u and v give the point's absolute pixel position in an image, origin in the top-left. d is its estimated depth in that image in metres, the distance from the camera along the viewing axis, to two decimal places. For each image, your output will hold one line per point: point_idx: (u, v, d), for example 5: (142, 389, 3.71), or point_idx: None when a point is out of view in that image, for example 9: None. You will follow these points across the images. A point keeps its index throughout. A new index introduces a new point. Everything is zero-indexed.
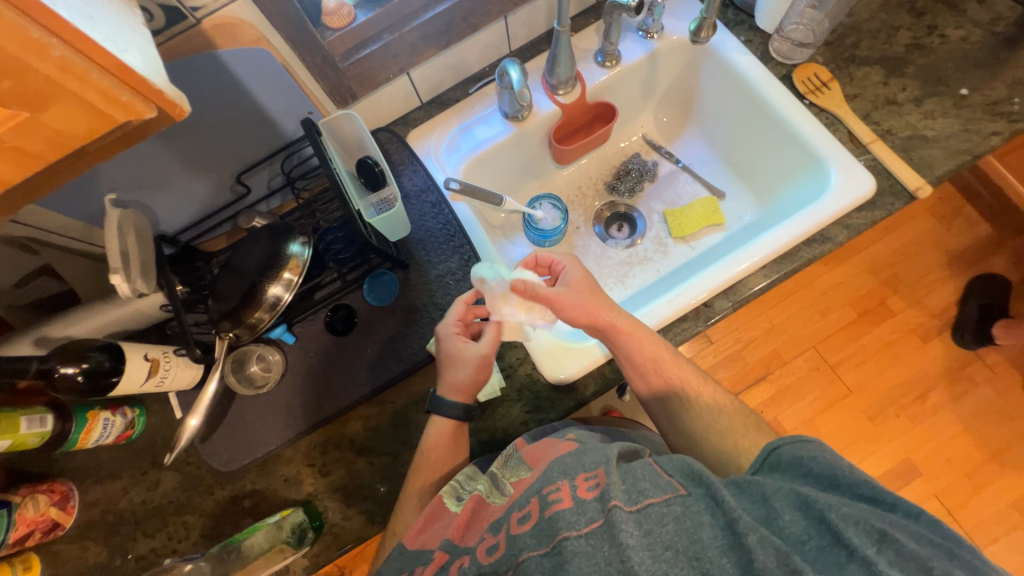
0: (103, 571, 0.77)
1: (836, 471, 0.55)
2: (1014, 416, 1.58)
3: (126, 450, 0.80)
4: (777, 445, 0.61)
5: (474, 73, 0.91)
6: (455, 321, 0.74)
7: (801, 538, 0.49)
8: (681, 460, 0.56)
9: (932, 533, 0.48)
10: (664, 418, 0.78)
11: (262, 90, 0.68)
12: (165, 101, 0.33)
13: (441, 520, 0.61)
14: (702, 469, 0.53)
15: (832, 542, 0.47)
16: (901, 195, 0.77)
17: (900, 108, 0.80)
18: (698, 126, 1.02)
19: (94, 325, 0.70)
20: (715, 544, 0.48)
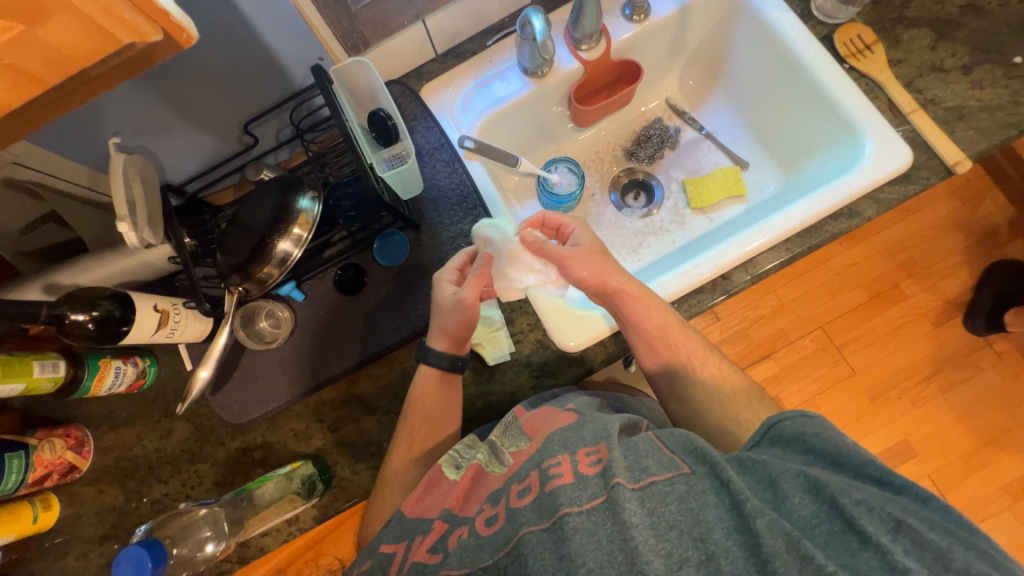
0: (119, 512, 0.79)
1: (843, 451, 0.56)
2: (1016, 402, 1.59)
3: (139, 399, 0.81)
4: (779, 419, 0.60)
5: (493, 23, 0.86)
6: (451, 270, 0.73)
7: (811, 522, 0.50)
8: (685, 437, 0.57)
9: (938, 517, 0.50)
10: (668, 392, 0.78)
11: (270, 31, 0.64)
12: (174, 25, 0.29)
13: (439, 487, 0.64)
14: (709, 450, 0.54)
15: (844, 528, 0.48)
16: (937, 170, 0.73)
17: (947, 76, 0.75)
18: (725, 91, 0.97)
19: (103, 273, 0.69)
20: (722, 526, 0.48)
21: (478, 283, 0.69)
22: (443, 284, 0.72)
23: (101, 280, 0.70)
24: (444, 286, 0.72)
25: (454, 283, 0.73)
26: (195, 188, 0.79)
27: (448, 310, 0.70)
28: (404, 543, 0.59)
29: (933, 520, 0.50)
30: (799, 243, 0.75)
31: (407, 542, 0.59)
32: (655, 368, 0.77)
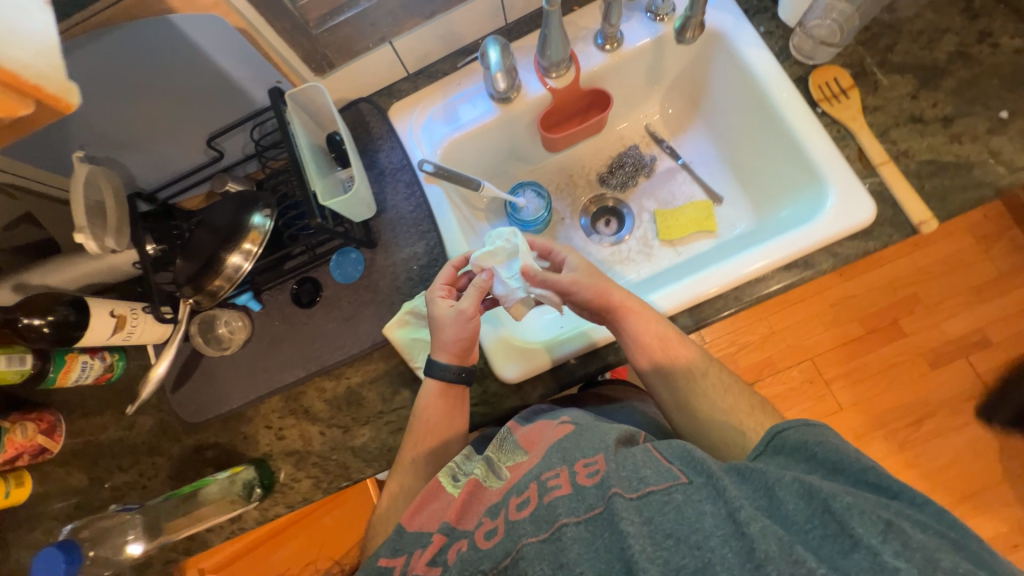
0: (83, 494, 0.85)
1: (842, 456, 0.55)
2: (1012, 455, 1.51)
3: (108, 390, 0.86)
4: (781, 428, 0.59)
5: (466, 45, 0.86)
6: (442, 285, 0.72)
7: (805, 527, 0.48)
8: (682, 446, 0.56)
9: (935, 520, 0.48)
10: (670, 404, 0.74)
11: (224, 58, 0.66)
12: (51, 92, 0.33)
13: (437, 499, 0.60)
14: (707, 459, 0.54)
15: (837, 531, 0.47)
16: (902, 227, 0.70)
17: (924, 127, 0.72)
18: (704, 122, 0.94)
19: (72, 274, 0.73)
20: (718, 534, 0.47)
21: (478, 295, 0.69)
22: (437, 300, 0.71)
23: (71, 281, 0.74)
24: (439, 302, 0.70)
25: (449, 298, 0.72)
26: (168, 194, 0.82)
27: (450, 323, 0.69)
28: (403, 557, 0.56)
29: (925, 521, 0.48)
30: (746, 293, 0.74)
31: (407, 556, 0.56)
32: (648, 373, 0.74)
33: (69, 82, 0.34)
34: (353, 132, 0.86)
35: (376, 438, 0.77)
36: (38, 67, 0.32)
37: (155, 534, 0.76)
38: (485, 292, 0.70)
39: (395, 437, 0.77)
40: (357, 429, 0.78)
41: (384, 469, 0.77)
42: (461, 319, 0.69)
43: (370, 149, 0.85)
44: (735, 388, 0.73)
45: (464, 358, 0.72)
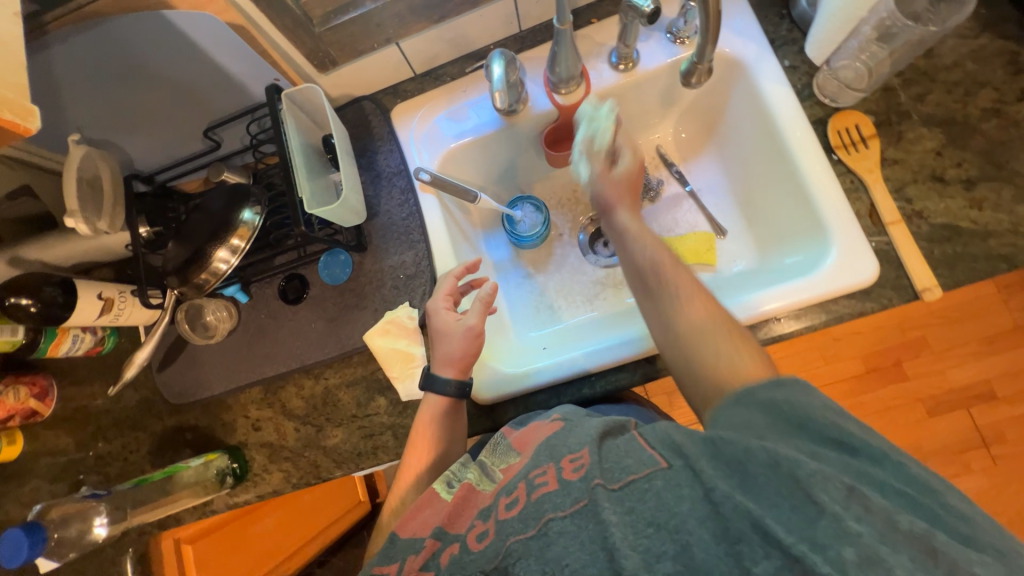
0: (68, 459, 0.88)
1: (812, 409, 0.49)
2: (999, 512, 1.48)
3: (98, 362, 0.89)
4: (751, 387, 0.53)
5: (477, 49, 0.83)
6: (444, 296, 0.72)
7: (773, 499, 0.43)
8: (661, 429, 0.52)
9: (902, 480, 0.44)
10: (651, 317, 0.65)
11: (222, 54, 0.65)
12: (7, 118, 0.37)
13: (431, 505, 0.57)
14: (680, 438, 0.49)
15: (802, 500, 0.42)
16: (903, 291, 0.67)
17: (944, 187, 0.68)
18: (717, 151, 0.90)
19: (66, 250, 0.74)
20: (695, 516, 0.44)
21: (484, 307, 0.70)
22: (440, 312, 0.71)
23: (64, 258, 0.75)
24: (443, 314, 0.70)
25: (451, 310, 0.72)
26: (167, 177, 0.82)
27: (453, 335, 0.70)
28: (395, 564, 0.52)
29: (884, 481, 0.44)
30: None
31: (398, 563, 0.52)
32: (636, 264, 0.68)
33: (30, 105, 0.39)
34: (353, 130, 0.84)
35: (348, 441, 0.78)
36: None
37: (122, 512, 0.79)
38: (488, 305, 0.71)
39: (366, 443, 0.78)
40: (330, 430, 0.79)
41: (354, 471, 0.78)
42: (459, 337, 0.69)
43: (369, 149, 0.84)
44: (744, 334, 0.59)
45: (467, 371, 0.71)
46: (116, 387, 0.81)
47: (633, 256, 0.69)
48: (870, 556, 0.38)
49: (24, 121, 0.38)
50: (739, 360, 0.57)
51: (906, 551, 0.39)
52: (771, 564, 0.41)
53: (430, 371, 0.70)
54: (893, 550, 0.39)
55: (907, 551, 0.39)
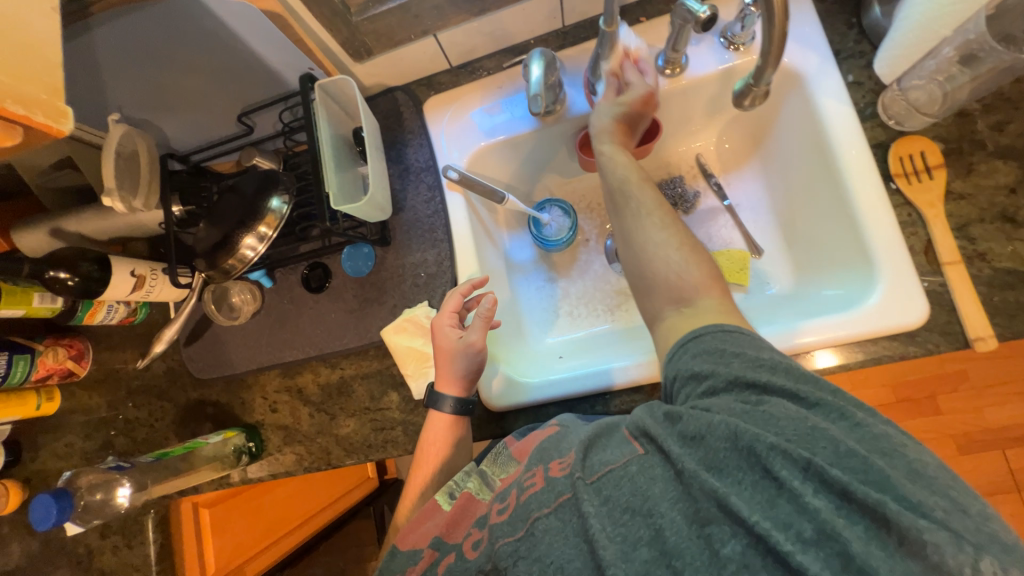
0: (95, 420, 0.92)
1: (757, 373, 0.50)
2: None
3: (130, 330, 0.92)
4: (699, 332, 0.56)
5: (516, 44, 0.80)
6: (449, 314, 0.71)
7: (735, 473, 0.45)
8: (633, 418, 0.55)
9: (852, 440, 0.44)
10: (617, 233, 0.67)
11: (259, 42, 0.64)
12: (39, 121, 0.40)
13: (432, 518, 0.57)
14: (647, 423, 0.51)
15: (762, 475, 0.44)
16: (953, 338, 0.62)
17: (1013, 229, 0.62)
18: (762, 165, 0.84)
19: (102, 225, 0.76)
20: (667, 498, 0.46)
21: (484, 324, 0.69)
22: (445, 330, 0.70)
23: (101, 231, 0.78)
24: (446, 333, 0.70)
25: (456, 327, 0.71)
26: (201, 158, 0.84)
27: (456, 353, 0.69)
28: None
29: (836, 444, 0.43)
30: None
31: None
32: (608, 181, 0.67)
33: (63, 107, 0.42)
34: (385, 121, 0.83)
35: (360, 432, 0.80)
36: (31, 98, 0.40)
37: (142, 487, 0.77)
38: (489, 321, 0.70)
39: (377, 436, 0.79)
40: (343, 419, 0.81)
41: (363, 461, 0.80)
42: (462, 355, 0.69)
43: (399, 142, 0.82)
44: (701, 253, 0.62)
45: (471, 388, 0.71)
46: (145, 360, 0.85)
47: (607, 176, 0.67)
48: (826, 531, 0.40)
49: (55, 124, 0.41)
50: (689, 272, 0.60)
51: (860, 522, 0.40)
52: (738, 543, 0.43)
53: (435, 388, 0.71)
54: (848, 522, 0.40)
55: (862, 521, 0.40)
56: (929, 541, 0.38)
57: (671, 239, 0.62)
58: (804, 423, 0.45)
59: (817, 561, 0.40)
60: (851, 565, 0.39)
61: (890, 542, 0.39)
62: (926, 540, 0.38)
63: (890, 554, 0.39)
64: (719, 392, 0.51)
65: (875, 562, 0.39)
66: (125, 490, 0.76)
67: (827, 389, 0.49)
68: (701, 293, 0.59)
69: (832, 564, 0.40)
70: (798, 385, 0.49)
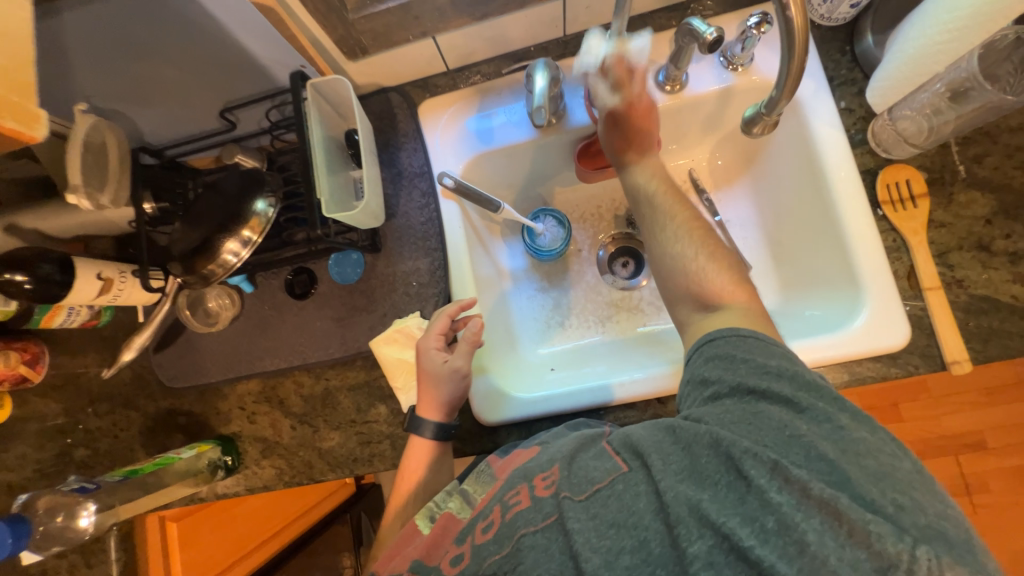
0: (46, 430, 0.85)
1: (756, 381, 0.51)
2: None
3: (91, 333, 0.86)
4: (713, 336, 0.56)
5: (517, 50, 0.79)
6: (435, 334, 0.69)
7: (711, 476, 0.46)
8: (625, 431, 0.55)
9: (826, 443, 0.45)
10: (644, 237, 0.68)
11: (248, 36, 0.61)
12: (10, 126, 0.36)
13: (412, 542, 0.55)
14: (638, 437, 0.52)
15: (733, 476, 0.45)
16: (931, 361, 0.65)
17: (988, 258, 0.65)
18: (752, 182, 0.85)
19: (66, 222, 0.71)
20: (651, 510, 0.46)
21: (470, 348, 0.68)
22: (430, 352, 0.68)
23: (63, 229, 0.72)
24: (432, 355, 0.68)
25: (442, 349, 0.70)
26: (176, 153, 0.78)
27: (442, 378, 0.68)
28: None
29: (808, 449, 0.45)
30: None
31: None
32: (633, 192, 0.70)
33: (36, 110, 0.38)
34: (377, 122, 0.80)
35: (344, 445, 0.77)
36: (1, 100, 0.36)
37: (109, 506, 0.70)
38: (476, 345, 0.69)
39: (362, 450, 0.77)
40: (327, 432, 0.78)
41: (348, 476, 0.77)
42: (451, 377, 0.68)
43: (392, 145, 0.80)
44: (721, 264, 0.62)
45: (453, 414, 0.70)
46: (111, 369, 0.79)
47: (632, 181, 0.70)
48: (785, 524, 0.41)
49: (27, 130, 0.37)
50: (703, 280, 0.62)
51: (817, 516, 0.41)
52: (704, 543, 0.43)
53: (416, 413, 0.69)
54: (805, 517, 0.41)
55: (818, 515, 0.41)
56: (873, 531, 0.39)
57: (686, 250, 0.63)
58: (784, 431, 0.46)
59: (776, 555, 0.41)
60: (805, 555, 0.40)
61: (842, 532, 0.40)
62: (870, 530, 0.39)
63: (842, 544, 0.40)
64: (721, 403, 0.51)
65: (827, 552, 0.40)
66: (89, 513, 0.69)
67: (828, 397, 0.49)
68: (715, 309, 0.60)
69: (788, 556, 0.40)
70: (798, 392, 0.49)
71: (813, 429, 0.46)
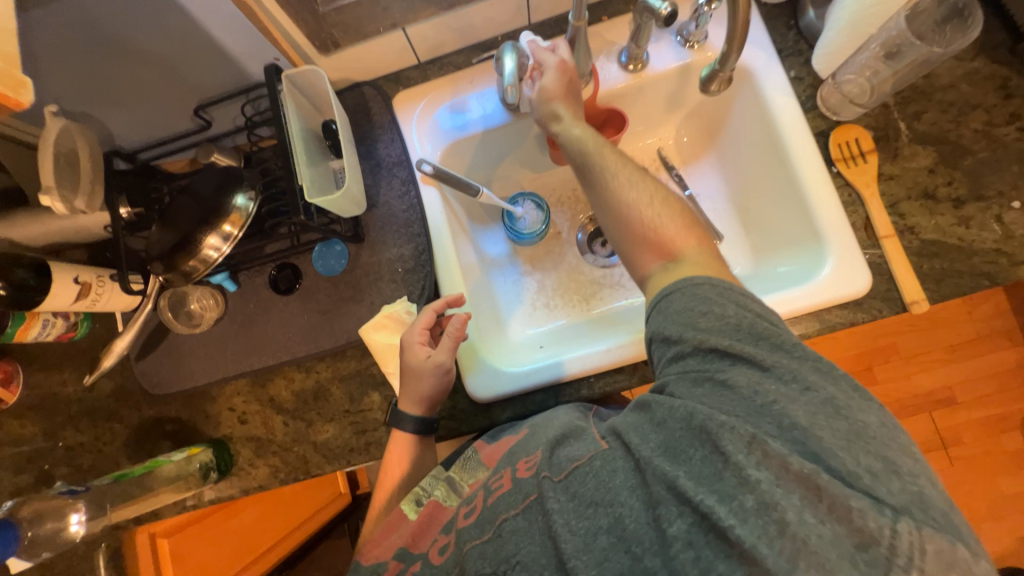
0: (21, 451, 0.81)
1: (721, 341, 0.51)
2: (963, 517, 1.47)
3: (66, 347, 0.83)
4: (671, 292, 0.56)
5: (484, 40, 0.82)
6: (421, 330, 0.70)
7: (688, 453, 0.47)
8: (611, 417, 0.56)
9: (798, 410, 0.46)
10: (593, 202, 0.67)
11: (221, 30, 0.62)
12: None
13: (397, 529, 0.58)
14: (620, 420, 0.54)
15: (710, 451, 0.46)
16: (893, 303, 0.69)
17: (935, 205, 0.70)
18: (718, 155, 0.89)
19: (39, 229, 0.70)
20: (627, 487, 0.49)
21: (454, 342, 0.68)
22: (414, 346, 0.69)
23: (34, 237, 0.70)
24: (415, 350, 0.69)
25: (426, 344, 0.70)
26: (150, 157, 0.78)
27: (425, 373, 0.68)
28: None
29: (780, 418, 0.46)
30: None
31: None
32: (572, 153, 0.68)
33: (21, 77, 0.38)
34: (352, 115, 0.82)
35: (340, 436, 0.77)
36: None
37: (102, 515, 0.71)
38: (461, 339, 0.69)
39: (359, 439, 0.76)
40: (321, 425, 0.78)
41: (344, 467, 0.77)
42: (438, 371, 0.68)
43: (369, 137, 0.81)
44: (672, 204, 0.63)
45: (435, 408, 0.71)
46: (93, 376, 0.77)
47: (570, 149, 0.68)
48: (764, 502, 0.42)
49: (14, 94, 0.38)
50: (662, 222, 0.62)
51: (796, 491, 0.42)
52: (684, 521, 0.45)
53: (402, 405, 0.70)
54: (785, 493, 0.42)
55: (798, 491, 0.42)
56: (854, 507, 0.40)
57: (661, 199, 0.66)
58: (754, 400, 0.48)
59: (756, 535, 0.41)
60: (786, 534, 0.41)
61: (821, 507, 0.41)
62: (851, 504, 0.40)
63: (822, 519, 0.41)
64: (686, 362, 0.53)
65: (806, 530, 0.40)
66: (80, 516, 0.71)
67: (796, 357, 0.50)
68: (678, 246, 0.60)
69: (769, 535, 0.41)
70: (761, 351, 0.50)
71: (779, 392, 0.48)
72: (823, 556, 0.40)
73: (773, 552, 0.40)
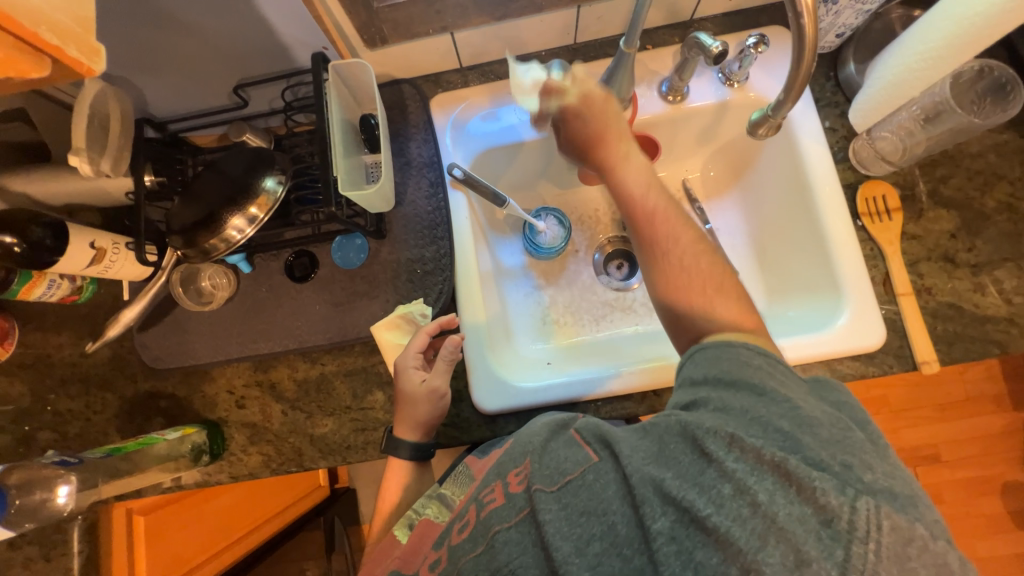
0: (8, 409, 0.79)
1: (733, 375, 0.51)
2: None
3: (67, 310, 0.81)
4: (704, 344, 0.56)
5: (528, 54, 0.82)
6: (415, 354, 0.70)
7: (675, 458, 0.45)
8: (599, 422, 0.53)
9: (782, 420, 0.45)
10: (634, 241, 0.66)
11: (276, 14, 0.62)
12: (72, 55, 0.36)
13: (390, 553, 0.58)
14: (609, 430, 0.51)
15: (695, 454, 0.44)
16: (904, 361, 0.70)
17: (953, 268, 0.71)
18: (741, 194, 0.90)
19: (61, 188, 0.68)
20: (618, 496, 0.46)
21: (448, 365, 0.69)
22: (409, 372, 0.69)
23: (54, 194, 0.69)
24: (411, 375, 0.69)
25: (420, 368, 0.70)
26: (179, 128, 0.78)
27: (420, 399, 0.68)
28: None
29: (764, 424, 0.45)
30: None
31: None
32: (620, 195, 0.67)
33: (96, 44, 0.38)
34: (388, 112, 0.81)
35: (338, 432, 0.76)
36: (66, 28, 0.35)
37: (91, 486, 0.70)
38: (453, 361, 0.69)
39: (357, 437, 0.75)
40: (320, 418, 0.76)
41: (338, 464, 0.76)
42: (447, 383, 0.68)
43: (402, 135, 0.81)
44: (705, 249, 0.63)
45: (431, 433, 0.70)
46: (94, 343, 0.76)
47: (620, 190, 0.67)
48: (739, 488, 0.41)
49: (88, 61, 0.37)
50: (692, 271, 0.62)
51: (768, 477, 0.41)
52: (667, 519, 0.42)
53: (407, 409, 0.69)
54: (758, 478, 0.41)
55: (771, 477, 0.41)
56: (819, 486, 0.39)
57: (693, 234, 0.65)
58: (746, 413, 0.46)
59: (730, 520, 0.40)
60: (758, 515, 0.39)
61: (791, 490, 0.40)
62: (814, 484, 0.39)
63: (791, 501, 0.39)
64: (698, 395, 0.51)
65: (778, 509, 0.39)
66: (69, 487, 0.69)
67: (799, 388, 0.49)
68: (717, 306, 0.60)
69: (742, 518, 0.40)
70: (768, 381, 0.49)
71: (773, 408, 0.46)
72: (791, 531, 0.38)
73: (744, 533, 0.39)
